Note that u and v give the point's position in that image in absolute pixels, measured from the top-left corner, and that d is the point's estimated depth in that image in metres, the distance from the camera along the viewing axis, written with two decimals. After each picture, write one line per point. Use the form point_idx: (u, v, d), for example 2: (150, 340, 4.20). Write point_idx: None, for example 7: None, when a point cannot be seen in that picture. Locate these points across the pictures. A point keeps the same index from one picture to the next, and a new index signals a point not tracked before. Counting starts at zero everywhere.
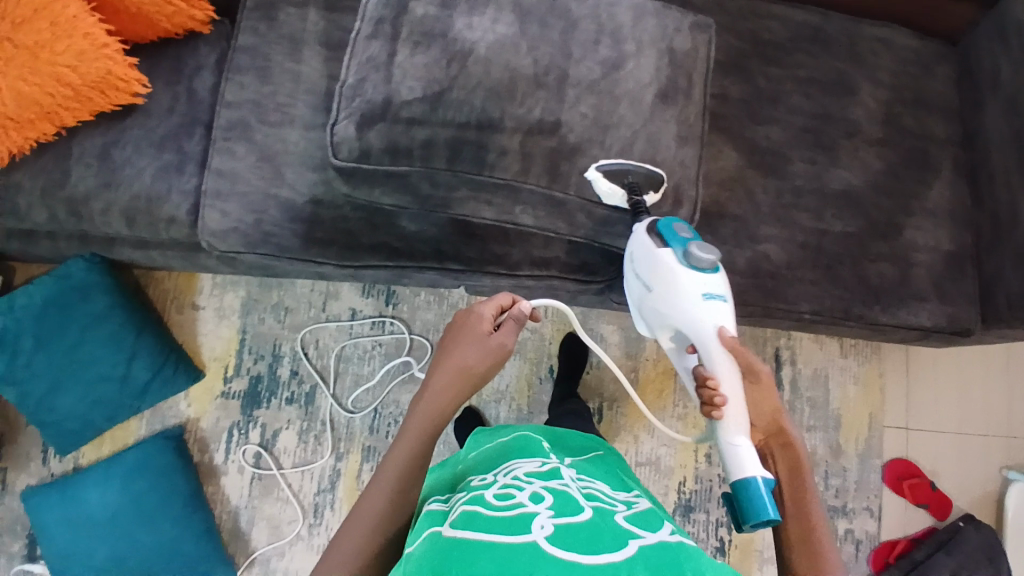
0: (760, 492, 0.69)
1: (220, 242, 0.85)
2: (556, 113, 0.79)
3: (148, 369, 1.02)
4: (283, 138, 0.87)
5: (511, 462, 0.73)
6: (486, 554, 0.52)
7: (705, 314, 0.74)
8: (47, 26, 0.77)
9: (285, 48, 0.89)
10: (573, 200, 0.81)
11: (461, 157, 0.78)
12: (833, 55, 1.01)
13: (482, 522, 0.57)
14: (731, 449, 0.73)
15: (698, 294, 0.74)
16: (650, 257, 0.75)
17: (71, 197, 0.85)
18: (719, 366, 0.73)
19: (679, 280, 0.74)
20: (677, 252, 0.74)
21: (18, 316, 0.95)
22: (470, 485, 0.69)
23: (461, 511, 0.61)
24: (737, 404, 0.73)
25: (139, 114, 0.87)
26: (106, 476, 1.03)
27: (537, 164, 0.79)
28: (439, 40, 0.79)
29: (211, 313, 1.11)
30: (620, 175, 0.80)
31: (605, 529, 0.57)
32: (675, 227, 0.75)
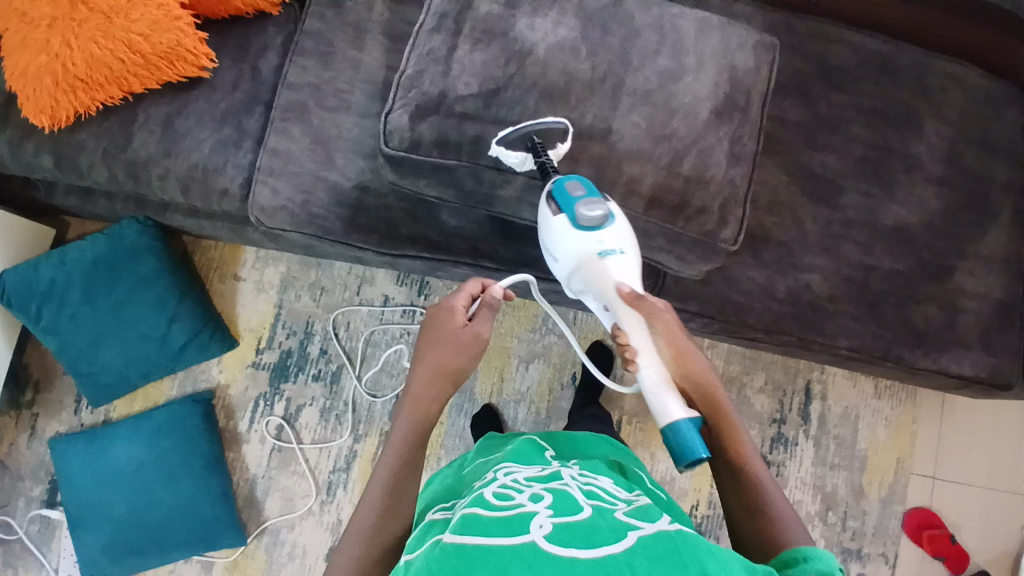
0: (680, 438, 0.65)
1: (267, 218, 0.87)
2: (608, 120, 0.77)
3: (187, 332, 1.05)
4: (338, 124, 0.88)
5: (511, 465, 0.73)
6: (484, 560, 0.51)
7: (608, 272, 0.69)
8: None
9: (349, 36, 0.91)
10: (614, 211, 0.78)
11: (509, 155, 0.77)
12: (903, 87, 0.98)
13: (480, 525, 0.55)
14: (652, 403, 0.69)
15: (595, 251, 0.69)
16: (549, 229, 0.71)
17: (132, 161, 0.88)
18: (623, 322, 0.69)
19: (578, 244, 0.69)
20: (566, 213, 0.69)
21: (69, 270, 1.00)
22: (471, 489, 0.70)
23: (460, 517, 0.60)
24: (649, 357, 0.69)
25: (204, 87, 0.89)
26: (135, 431, 1.07)
27: (587, 164, 0.76)
28: (499, 39, 0.79)
29: (250, 286, 1.14)
30: (522, 139, 0.76)
31: (603, 524, 0.56)
32: (564, 189, 0.70)
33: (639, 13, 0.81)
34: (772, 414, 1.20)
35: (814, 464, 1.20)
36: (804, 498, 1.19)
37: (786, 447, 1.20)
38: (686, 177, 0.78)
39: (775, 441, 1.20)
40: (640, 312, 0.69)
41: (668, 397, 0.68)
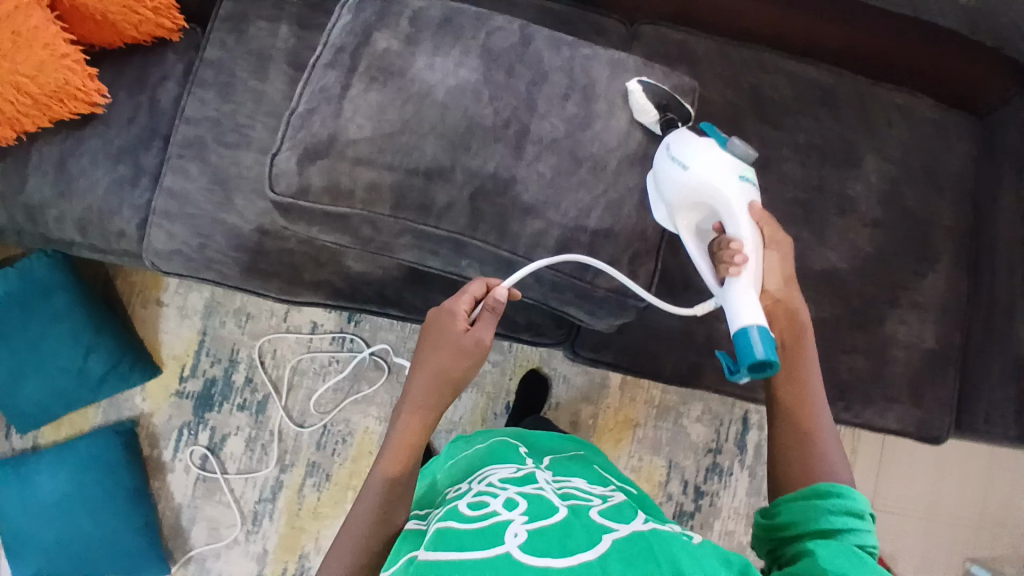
0: (763, 336, 0.62)
1: (164, 262, 0.84)
2: (511, 170, 0.74)
3: (105, 364, 1.03)
4: (237, 161, 0.84)
5: (489, 467, 0.68)
6: None
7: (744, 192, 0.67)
8: (8, 35, 0.75)
9: (251, 65, 0.86)
10: (521, 262, 0.75)
11: (405, 205, 0.73)
12: (843, 121, 0.92)
13: (454, 538, 0.52)
14: (740, 302, 0.64)
15: (739, 173, 0.67)
16: (688, 140, 0.70)
17: (28, 203, 0.85)
18: (747, 229, 0.66)
19: (724, 158, 0.67)
20: (722, 140, 0.69)
21: None
22: (445, 499, 0.64)
23: (434, 529, 0.55)
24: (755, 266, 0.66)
25: (99, 124, 0.86)
26: (57, 461, 1.06)
27: (486, 222, 0.74)
28: (396, 78, 0.74)
29: (174, 312, 1.11)
30: (659, 94, 0.76)
31: (578, 525, 0.53)
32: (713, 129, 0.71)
33: (547, 55, 0.78)
34: (708, 443, 1.17)
35: (749, 494, 1.17)
36: (737, 528, 1.16)
37: (720, 477, 1.17)
38: (593, 231, 0.74)
39: (710, 471, 1.17)
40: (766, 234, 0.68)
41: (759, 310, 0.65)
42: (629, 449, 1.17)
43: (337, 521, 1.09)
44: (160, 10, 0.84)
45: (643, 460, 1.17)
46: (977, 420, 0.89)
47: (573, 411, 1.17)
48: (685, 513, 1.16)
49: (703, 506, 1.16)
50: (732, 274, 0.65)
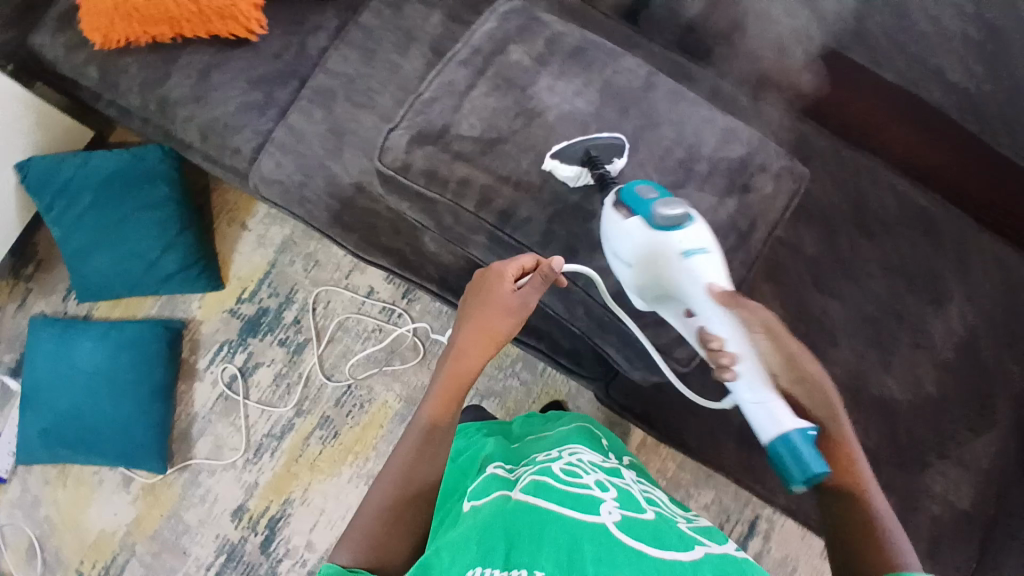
0: (797, 447, 0.56)
1: (264, 187, 0.90)
2: (595, 203, 0.73)
3: (178, 263, 1.10)
4: (357, 119, 0.90)
5: (577, 448, 0.74)
6: (557, 521, 0.54)
7: (692, 273, 0.62)
8: None
9: (397, 39, 0.92)
10: (577, 291, 0.74)
11: (489, 205, 0.75)
12: (940, 258, 0.90)
13: (554, 496, 0.58)
14: (756, 415, 0.59)
15: (678, 252, 0.62)
16: (620, 235, 0.65)
17: (164, 97, 0.92)
18: (719, 324, 0.60)
19: (654, 248, 0.63)
20: (645, 214, 0.63)
21: (88, 174, 1.05)
22: (535, 461, 0.72)
23: (530, 480, 0.63)
24: (752, 361, 0.59)
25: (249, 49, 0.93)
26: (103, 334, 1.12)
27: (555, 243, 0.74)
28: (516, 91, 0.76)
29: (253, 238, 1.18)
30: (575, 151, 0.71)
31: (669, 530, 0.58)
32: (637, 191, 0.65)
33: (663, 107, 0.76)
34: None
35: None
36: None
37: None
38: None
39: None
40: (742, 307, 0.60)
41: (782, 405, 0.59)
42: None
43: (328, 479, 1.12)
44: None
45: None
46: None
47: None
48: None
49: None
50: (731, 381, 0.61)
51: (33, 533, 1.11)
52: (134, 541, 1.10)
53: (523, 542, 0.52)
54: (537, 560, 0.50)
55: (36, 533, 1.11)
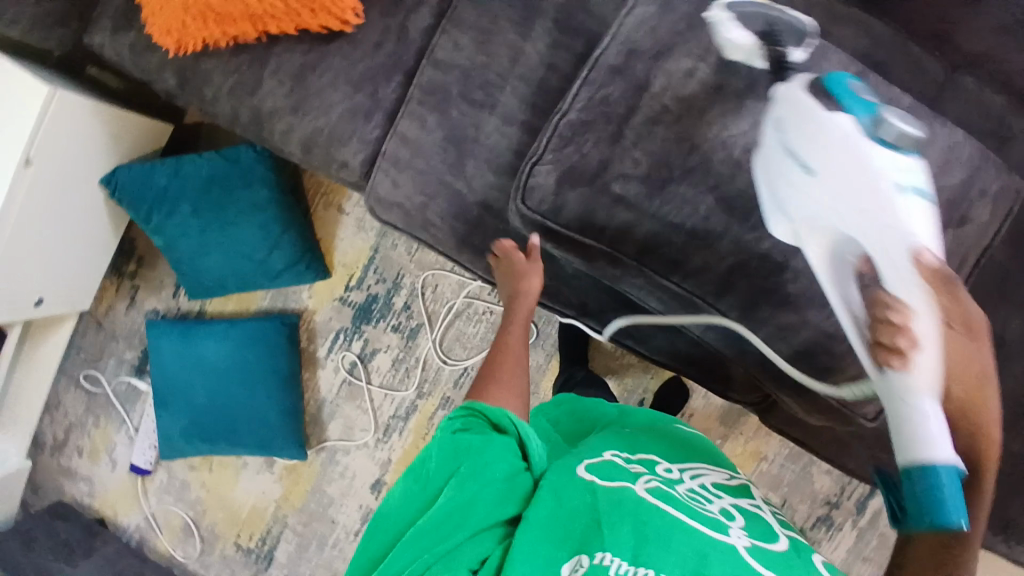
0: (943, 483, 0.38)
1: (382, 210, 0.83)
2: (787, 255, 0.63)
3: (286, 260, 1.06)
4: (477, 124, 0.79)
5: (692, 458, 0.67)
6: (680, 533, 0.50)
7: (898, 207, 0.43)
8: None
9: (517, 17, 0.78)
10: (754, 345, 0.68)
11: (656, 255, 0.65)
12: None
13: (676, 504, 0.54)
14: (904, 418, 0.40)
15: (887, 171, 0.43)
16: (812, 139, 0.47)
17: (257, 108, 0.82)
18: (910, 276, 0.42)
19: (856, 168, 0.44)
20: (862, 112, 0.46)
21: (183, 180, 1.00)
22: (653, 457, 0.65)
23: (646, 480, 0.58)
24: (934, 355, 0.40)
25: (345, 42, 0.80)
26: (223, 334, 1.12)
27: (735, 296, 0.65)
28: (688, 117, 0.64)
29: (352, 222, 1.12)
30: (755, 19, 0.59)
31: (799, 561, 0.52)
32: (846, 84, 0.49)
33: None
34: (828, 496, 1.15)
35: (847, 552, 1.16)
36: None
37: (829, 529, 1.16)
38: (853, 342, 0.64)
39: (819, 520, 1.16)
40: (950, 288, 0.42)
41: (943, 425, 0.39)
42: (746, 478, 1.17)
43: None
44: None
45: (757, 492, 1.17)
46: None
47: (706, 422, 1.18)
48: None
49: None
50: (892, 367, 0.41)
51: (186, 513, 1.21)
52: (285, 514, 1.19)
53: (652, 544, 0.49)
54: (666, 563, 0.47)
55: (189, 514, 1.21)
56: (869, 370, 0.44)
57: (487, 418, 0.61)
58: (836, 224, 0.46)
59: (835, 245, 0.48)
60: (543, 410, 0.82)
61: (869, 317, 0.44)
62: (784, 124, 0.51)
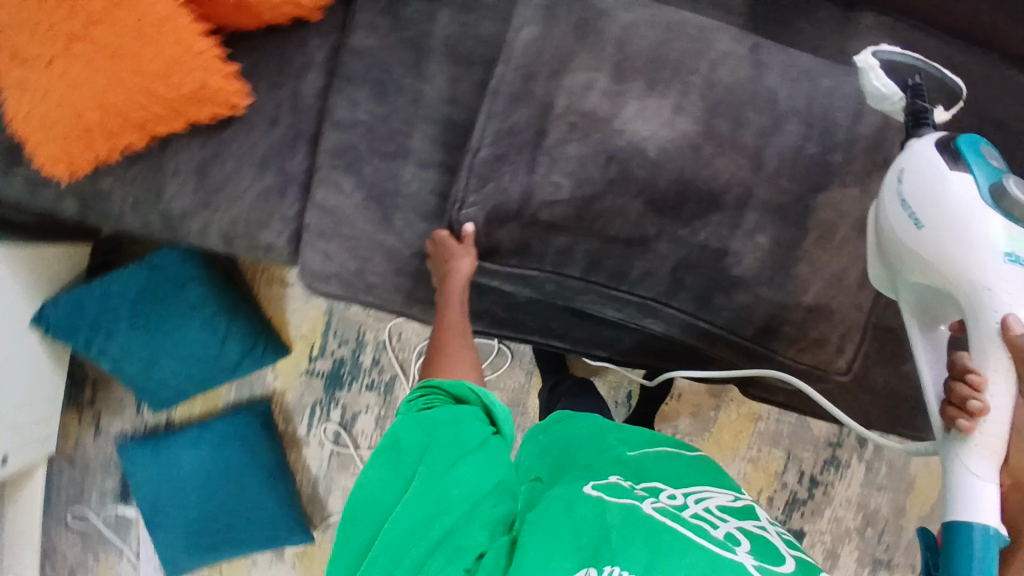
0: (980, 540, 0.48)
1: (321, 284, 0.80)
2: (725, 241, 0.65)
3: (240, 349, 1.02)
4: (395, 176, 0.77)
5: (697, 475, 0.63)
6: (692, 550, 0.47)
7: (1003, 282, 0.49)
8: (134, 25, 0.67)
9: (408, 59, 0.76)
10: (715, 330, 0.68)
11: (600, 269, 0.66)
12: None
13: (685, 521, 0.52)
14: (963, 480, 0.50)
15: (1000, 246, 0.49)
16: (931, 194, 0.52)
17: (167, 214, 0.79)
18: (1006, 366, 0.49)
19: (969, 235, 0.50)
20: (986, 180, 0.51)
21: (113, 301, 0.95)
22: (655, 484, 0.59)
23: (653, 501, 0.55)
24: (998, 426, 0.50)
25: (239, 126, 0.77)
26: (197, 439, 1.08)
27: (688, 289, 0.66)
28: (599, 130, 0.64)
29: (299, 291, 1.08)
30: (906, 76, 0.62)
31: None
32: (979, 148, 0.53)
33: (784, 90, 0.66)
34: (829, 437, 1.17)
35: (861, 485, 1.18)
36: (846, 515, 1.18)
37: (837, 469, 1.18)
38: (807, 308, 0.67)
39: (826, 463, 1.18)
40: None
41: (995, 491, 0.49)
42: (749, 442, 1.18)
43: None
44: None
45: (762, 451, 1.18)
46: None
47: (698, 398, 1.17)
48: (797, 501, 1.19)
49: (816, 495, 1.18)
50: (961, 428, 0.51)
51: None
52: None
53: (666, 559, 0.46)
54: None
55: None
56: (943, 431, 0.54)
57: (445, 391, 0.65)
58: (935, 282, 0.53)
59: (933, 293, 0.55)
60: (545, 427, 0.75)
61: (949, 383, 0.53)
62: (904, 170, 0.56)
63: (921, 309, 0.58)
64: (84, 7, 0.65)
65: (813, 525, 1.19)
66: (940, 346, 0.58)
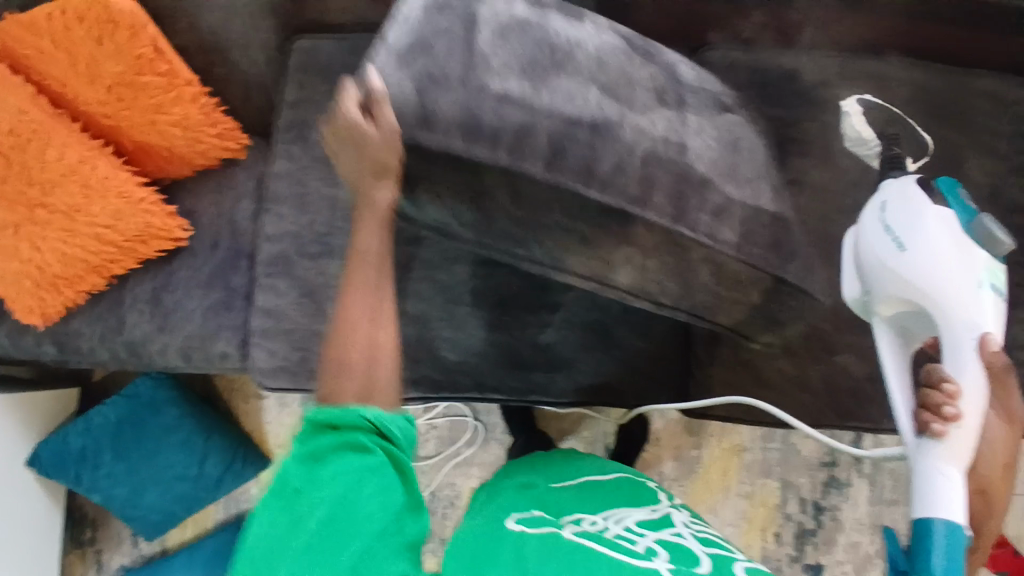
0: (944, 539, 0.58)
1: (269, 379, 0.86)
2: (681, 136, 0.62)
3: (219, 465, 1.08)
4: (323, 271, 0.86)
5: (613, 492, 0.69)
6: (613, 571, 0.53)
7: (983, 306, 0.61)
8: (79, 190, 0.81)
9: (321, 172, 0.88)
10: (698, 250, 0.60)
11: (564, 159, 0.57)
12: (939, 124, 0.85)
13: (605, 539, 0.58)
14: (932, 478, 0.60)
15: (974, 274, 0.61)
16: (919, 223, 0.64)
17: (130, 340, 0.88)
18: (975, 379, 0.60)
19: (954, 262, 0.61)
20: (963, 216, 0.64)
21: (96, 435, 1.03)
22: (580, 504, 0.66)
23: (578, 523, 0.61)
24: (963, 431, 0.60)
25: (186, 255, 0.89)
26: (189, 562, 1.09)
27: (661, 191, 0.58)
28: (534, 32, 0.63)
29: (274, 402, 1.15)
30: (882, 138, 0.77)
31: None
32: (952, 193, 0.66)
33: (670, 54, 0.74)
34: (821, 457, 1.14)
35: (870, 503, 1.13)
36: (862, 539, 1.13)
37: (840, 490, 1.14)
38: (770, 214, 0.65)
39: (827, 485, 1.14)
40: (997, 397, 0.61)
41: (958, 491, 0.59)
42: (739, 477, 1.15)
43: None
44: (224, 134, 0.88)
45: (755, 485, 1.15)
46: None
47: (676, 440, 1.16)
48: (806, 532, 1.14)
49: (825, 522, 1.13)
50: (935, 434, 0.61)
51: None
52: None
53: None
54: None
55: None
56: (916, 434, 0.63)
57: (329, 422, 0.54)
58: (911, 295, 0.64)
59: (912, 310, 0.65)
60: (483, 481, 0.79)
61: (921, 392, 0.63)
62: (889, 207, 0.68)
63: (900, 327, 0.68)
64: (39, 178, 0.80)
65: (830, 556, 1.13)
66: (910, 365, 0.67)
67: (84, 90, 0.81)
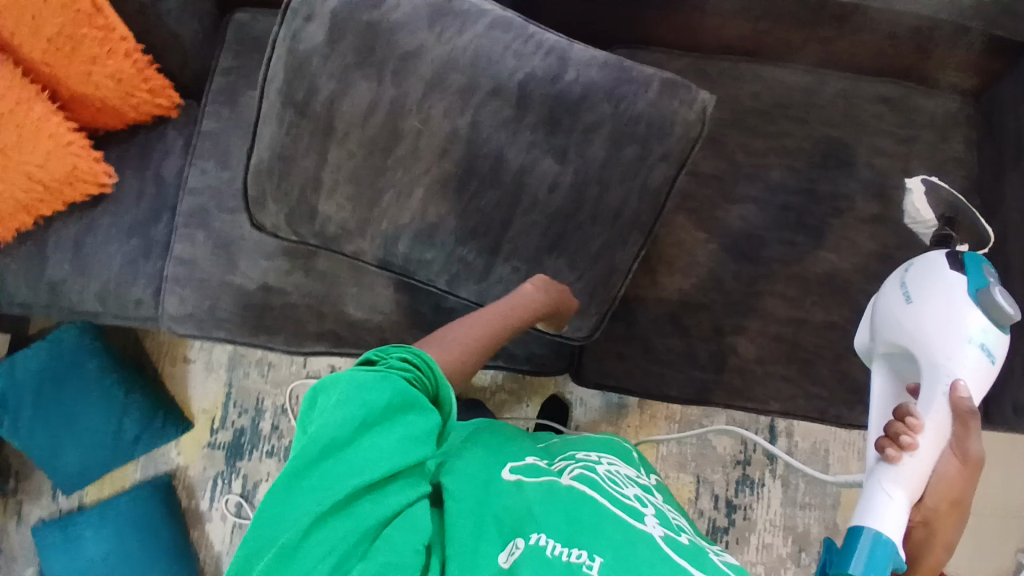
0: (877, 547, 0.67)
1: (179, 326, 0.90)
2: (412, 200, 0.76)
3: (139, 424, 1.10)
4: (239, 225, 0.89)
5: (608, 453, 0.72)
6: (611, 523, 0.54)
7: (970, 360, 0.70)
8: (13, 129, 0.81)
9: (245, 133, 0.92)
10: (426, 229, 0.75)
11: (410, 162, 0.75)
12: (830, 125, 0.91)
13: (603, 491, 0.59)
14: (878, 497, 0.70)
15: (969, 331, 0.70)
16: (936, 276, 0.74)
17: (51, 281, 0.91)
18: (936, 416, 0.69)
19: (959, 319, 0.71)
20: (975, 284, 0.72)
21: (19, 380, 1.05)
22: (574, 457, 0.68)
23: (576, 471, 0.62)
24: (916, 461, 0.69)
25: (110, 203, 0.92)
26: (100, 518, 1.10)
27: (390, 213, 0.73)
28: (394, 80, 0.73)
29: (200, 367, 1.17)
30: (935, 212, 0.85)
31: (708, 556, 0.54)
32: (980, 264, 0.73)
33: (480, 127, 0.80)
34: (735, 456, 1.15)
35: (783, 505, 1.14)
36: (775, 541, 1.13)
37: (752, 489, 1.15)
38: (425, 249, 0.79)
39: (739, 483, 1.15)
40: (955, 433, 0.69)
41: (903, 510, 0.68)
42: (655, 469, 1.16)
43: None
44: (156, 92, 0.92)
45: (670, 477, 1.16)
46: (1006, 412, 0.83)
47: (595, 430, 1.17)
48: (719, 529, 1.14)
49: (737, 521, 1.14)
50: (892, 458, 0.70)
51: None
52: None
53: (585, 531, 0.53)
54: (597, 549, 0.51)
55: None
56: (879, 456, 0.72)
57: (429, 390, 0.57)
58: (902, 340, 0.75)
59: (904, 353, 0.76)
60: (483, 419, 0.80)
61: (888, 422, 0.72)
62: (918, 258, 0.78)
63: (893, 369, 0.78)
64: None
65: (741, 556, 1.13)
66: (892, 399, 0.77)
67: (26, 40, 0.80)
